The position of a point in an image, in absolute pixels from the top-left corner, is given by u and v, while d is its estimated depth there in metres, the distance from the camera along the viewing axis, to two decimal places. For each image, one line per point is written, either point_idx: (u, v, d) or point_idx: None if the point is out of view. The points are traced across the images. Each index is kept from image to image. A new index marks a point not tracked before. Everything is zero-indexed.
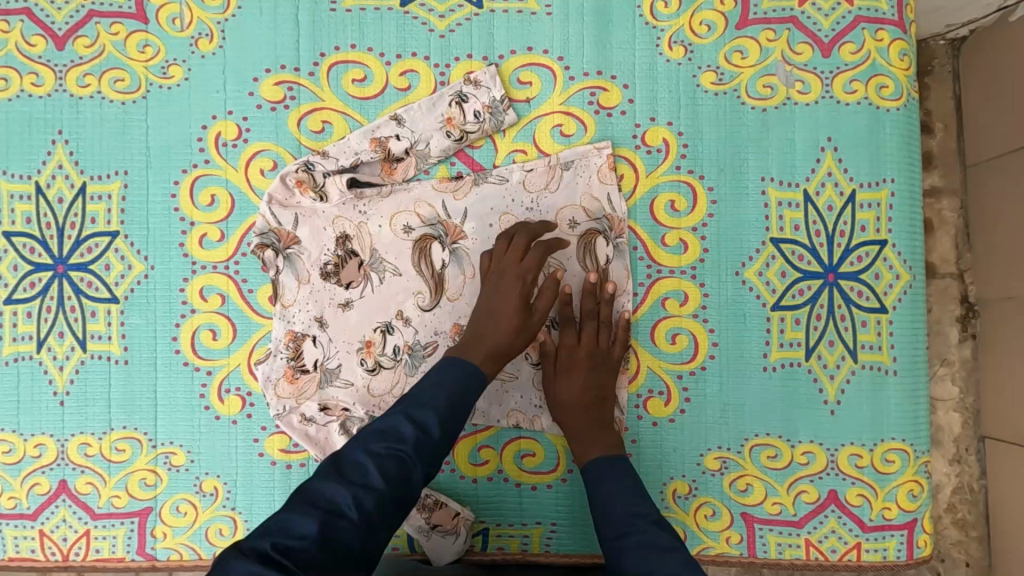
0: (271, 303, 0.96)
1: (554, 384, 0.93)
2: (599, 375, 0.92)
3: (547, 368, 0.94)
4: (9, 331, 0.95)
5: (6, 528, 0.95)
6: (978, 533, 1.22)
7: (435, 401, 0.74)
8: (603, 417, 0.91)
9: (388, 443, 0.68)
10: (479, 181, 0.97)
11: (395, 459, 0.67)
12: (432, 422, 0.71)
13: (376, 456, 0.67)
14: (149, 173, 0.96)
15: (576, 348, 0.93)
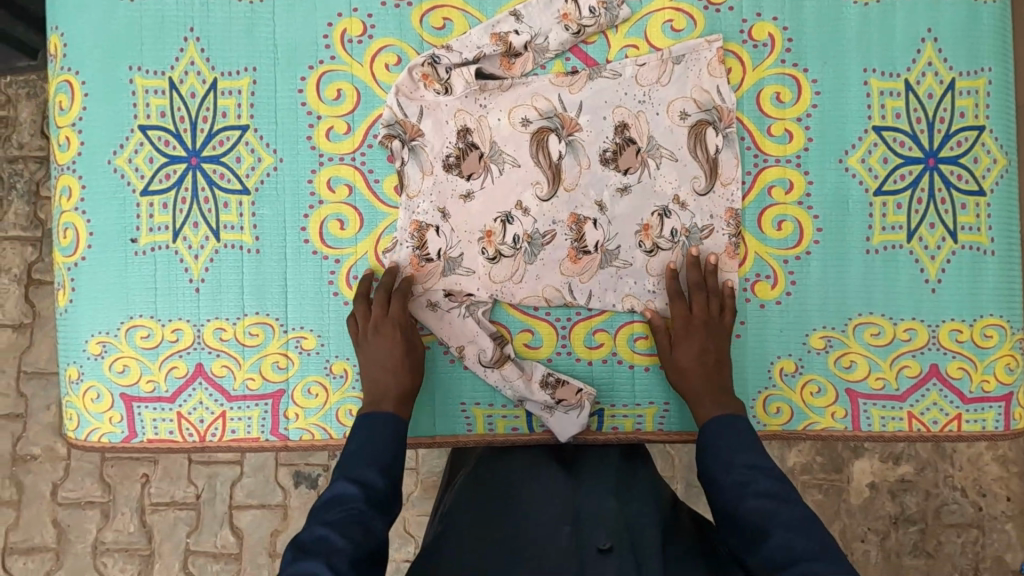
0: (396, 193, 1.00)
1: (669, 351, 0.96)
2: (713, 340, 0.95)
3: (661, 336, 0.98)
4: (146, 222, 0.99)
5: (146, 411, 1.00)
6: None
7: (380, 459, 0.80)
8: (718, 383, 0.93)
9: (345, 511, 0.72)
10: (593, 76, 1.01)
11: (359, 525, 0.70)
12: (374, 477, 0.77)
13: (334, 523, 0.70)
14: (276, 69, 1.00)
15: (691, 316, 0.96)
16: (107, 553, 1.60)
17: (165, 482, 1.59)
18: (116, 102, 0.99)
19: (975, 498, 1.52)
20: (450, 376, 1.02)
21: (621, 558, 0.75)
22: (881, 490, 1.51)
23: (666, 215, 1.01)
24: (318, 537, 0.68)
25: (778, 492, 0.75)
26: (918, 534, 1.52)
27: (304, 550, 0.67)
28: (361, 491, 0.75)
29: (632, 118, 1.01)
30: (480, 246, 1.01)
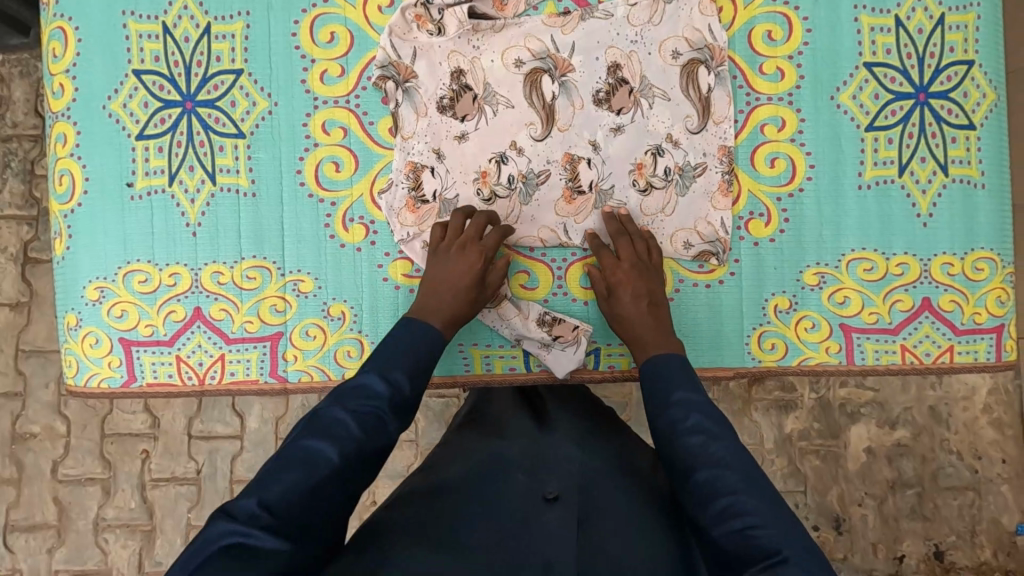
0: (391, 134, 1.00)
1: (608, 306, 0.95)
2: (648, 282, 0.94)
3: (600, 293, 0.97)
4: (142, 166, 1.00)
5: (144, 354, 1.00)
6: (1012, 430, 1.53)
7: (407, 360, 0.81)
8: (661, 322, 0.91)
9: (363, 403, 0.74)
10: (586, 17, 1.01)
11: (372, 418, 0.73)
12: (402, 381, 0.78)
13: (353, 413, 0.72)
14: (270, 14, 1.00)
15: (620, 263, 0.95)
16: (108, 530, 1.60)
17: (165, 457, 1.60)
18: (110, 48, 0.99)
19: (971, 462, 1.53)
20: None
21: (565, 509, 0.72)
22: (878, 455, 1.52)
23: (660, 154, 1.01)
24: (335, 420, 0.72)
25: (709, 428, 0.73)
26: (915, 498, 1.53)
27: (321, 429, 0.71)
28: (386, 391, 0.76)
29: (624, 58, 1.01)
30: (476, 187, 1.01)
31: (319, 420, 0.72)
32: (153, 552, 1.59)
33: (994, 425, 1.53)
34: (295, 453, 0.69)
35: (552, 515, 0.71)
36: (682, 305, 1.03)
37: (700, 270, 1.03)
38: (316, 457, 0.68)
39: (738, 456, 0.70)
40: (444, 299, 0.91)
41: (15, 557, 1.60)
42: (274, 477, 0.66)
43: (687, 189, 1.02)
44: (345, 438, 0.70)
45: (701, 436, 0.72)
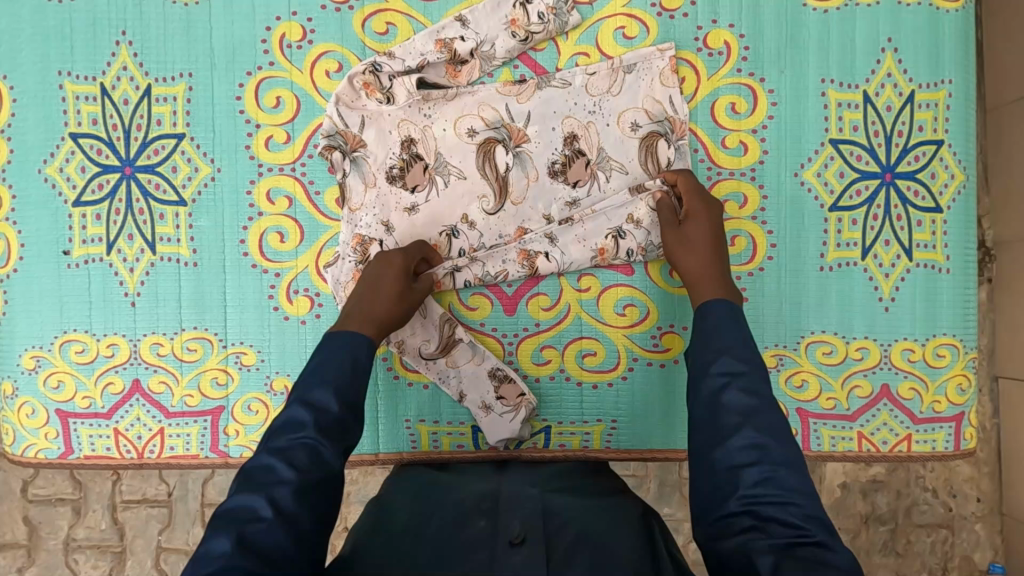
0: (339, 205, 0.97)
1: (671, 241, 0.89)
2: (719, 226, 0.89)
3: (669, 224, 0.91)
4: (78, 234, 0.96)
5: (81, 427, 0.98)
6: (989, 469, 1.38)
7: (328, 378, 0.73)
8: (724, 269, 0.84)
9: (290, 436, 0.66)
10: (542, 85, 0.97)
11: (304, 449, 0.65)
12: (329, 397, 0.70)
13: (280, 451, 0.65)
14: (213, 75, 0.96)
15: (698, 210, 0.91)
16: (78, 550, 1.57)
17: (136, 479, 1.58)
18: (45, 109, 0.95)
19: (947, 499, 1.39)
20: (392, 391, 1.00)
21: (532, 550, 0.67)
22: (852, 489, 1.39)
23: (619, 235, 0.98)
24: (262, 466, 0.64)
25: (762, 391, 0.65)
26: (888, 534, 1.39)
27: (246, 483, 0.62)
28: (312, 416, 0.68)
29: (582, 129, 0.98)
30: None
31: (243, 476, 0.63)
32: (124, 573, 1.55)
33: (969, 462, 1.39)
34: (226, 517, 0.59)
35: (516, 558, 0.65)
36: (635, 384, 1.00)
37: (655, 349, 1.00)
38: (251, 512, 0.59)
39: (785, 426, 0.62)
40: (383, 303, 0.85)
41: None
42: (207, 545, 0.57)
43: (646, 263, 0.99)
44: (278, 483, 0.62)
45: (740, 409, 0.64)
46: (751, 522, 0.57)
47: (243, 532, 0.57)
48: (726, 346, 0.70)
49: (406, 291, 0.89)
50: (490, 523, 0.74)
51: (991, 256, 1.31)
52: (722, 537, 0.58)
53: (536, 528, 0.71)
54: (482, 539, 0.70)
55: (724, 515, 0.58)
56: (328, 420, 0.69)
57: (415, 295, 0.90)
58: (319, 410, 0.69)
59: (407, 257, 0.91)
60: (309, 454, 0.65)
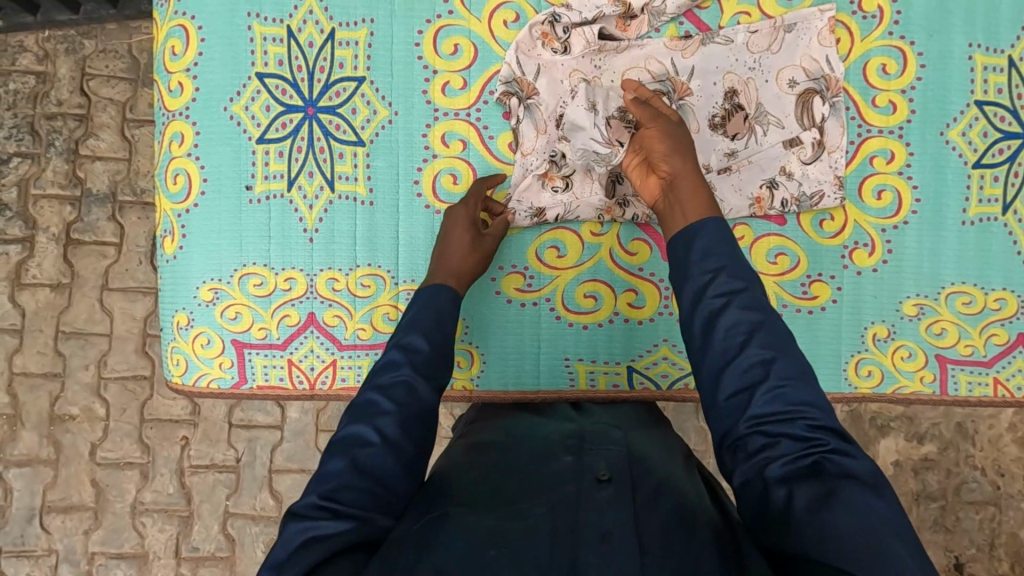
0: (511, 150, 1.01)
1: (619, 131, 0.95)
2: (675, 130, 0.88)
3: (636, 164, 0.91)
4: (261, 170, 0.99)
5: (256, 356, 1.01)
6: None
7: (421, 322, 0.82)
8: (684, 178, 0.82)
9: (391, 373, 0.76)
10: (706, 42, 1.02)
11: (402, 387, 0.75)
12: (419, 341, 0.79)
13: (383, 388, 0.75)
14: (393, 21, 1.00)
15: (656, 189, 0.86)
16: (146, 514, 1.60)
17: (204, 444, 1.60)
18: (233, 50, 0.99)
19: (994, 478, 1.57)
20: (554, 331, 1.04)
21: (618, 489, 0.71)
22: (905, 467, 1.57)
23: (775, 187, 1.03)
24: (368, 399, 0.74)
25: (759, 310, 0.71)
26: (938, 510, 1.57)
27: (357, 413, 0.73)
28: (404, 358, 0.78)
29: (741, 85, 1.03)
30: (597, 212, 1.02)
31: (353, 407, 0.75)
32: (190, 538, 1.59)
33: (1016, 444, 1.57)
34: (340, 441, 0.71)
35: (603, 495, 0.70)
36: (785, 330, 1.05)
37: (804, 296, 1.05)
38: (360, 439, 0.71)
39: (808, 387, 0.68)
40: (462, 258, 0.92)
41: (51, 536, 1.59)
42: (327, 468, 0.69)
43: (798, 214, 1.04)
44: (381, 414, 0.73)
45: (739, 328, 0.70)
46: (763, 440, 0.65)
47: (355, 458, 0.69)
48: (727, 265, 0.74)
49: (478, 241, 0.95)
50: (577, 459, 0.78)
51: None
52: (738, 456, 0.67)
53: (624, 472, 0.75)
54: (571, 477, 0.74)
55: (739, 436, 0.67)
56: (422, 361, 0.78)
57: (487, 240, 0.96)
58: (411, 350, 0.79)
59: (480, 206, 0.98)
60: (410, 392, 0.75)
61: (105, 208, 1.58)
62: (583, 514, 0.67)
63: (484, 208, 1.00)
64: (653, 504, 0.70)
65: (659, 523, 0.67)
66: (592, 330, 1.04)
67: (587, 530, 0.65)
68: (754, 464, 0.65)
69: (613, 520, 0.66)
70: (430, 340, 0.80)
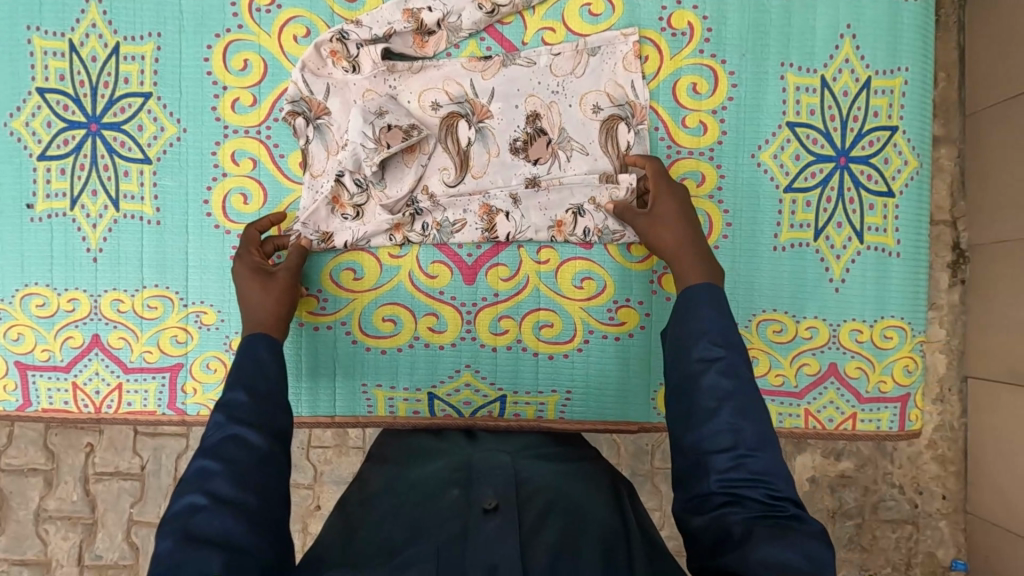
0: (301, 168, 0.98)
1: (648, 165, 0.93)
2: (677, 194, 0.90)
3: (636, 214, 0.92)
4: (42, 188, 0.97)
5: (40, 379, 0.98)
6: (956, 468, 1.38)
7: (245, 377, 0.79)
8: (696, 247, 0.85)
9: (223, 433, 0.71)
10: (508, 63, 0.98)
11: (233, 441, 0.70)
12: (240, 395, 0.76)
13: (213, 447, 0.69)
14: (181, 37, 0.97)
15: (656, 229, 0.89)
16: (49, 520, 1.56)
17: (109, 452, 1.58)
18: (13, 65, 0.96)
19: (912, 495, 1.38)
20: (351, 355, 1.01)
21: (505, 518, 0.70)
22: (821, 484, 1.39)
23: (580, 214, 0.99)
24: (199, 467, 0.68)
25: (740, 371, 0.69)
26: (854, 529, 1.39)
27: (192, 482, 0.66)
28: (224, 415, 0.74)
29: (544, 108, 0.99)
30: (388, 234, 0.99)
31: (187, 478, 0.67)
32: (93, 546, 1.55)
33: (937, 461, 1.38)
34: (172, 518, 0.63)
35: (490, 526, 0.69)
36: (591, 356, 1.02)
37: (610, 322, 1.01)
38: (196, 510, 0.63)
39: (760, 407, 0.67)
40: (249, 296, 0.88)
41: None
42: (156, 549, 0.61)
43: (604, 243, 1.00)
44: (213, 476, 0.66)
45: (718, 393, 0.68)
46: (726, 498, 0.63)
47: (189, 525, 0.62)
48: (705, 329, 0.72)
49: (264, 279, 0.90)
50: (464, 491, 0.77)
51: (965, 258, 1.34)
52: (698, 512, 0.64)
53: (511, 498, 0.74)
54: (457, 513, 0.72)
55: (702, 492, 0.64)
56: (246, 412, 0.74)
57: (280, 275, 0.91)
58: (232, 406, 0.75)
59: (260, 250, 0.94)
60: (240, 447, 0.70)
61: None
62: (469, 554, 0.66)
63: (274, 248, 0.96)
64: (540, 529, 0.70)
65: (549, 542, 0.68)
66: (392, 354, 1.01)
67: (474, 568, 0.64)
68: (715, 517, 0.62)
69: (499, 553, 0.65)
70: (255, 394, 0.76)
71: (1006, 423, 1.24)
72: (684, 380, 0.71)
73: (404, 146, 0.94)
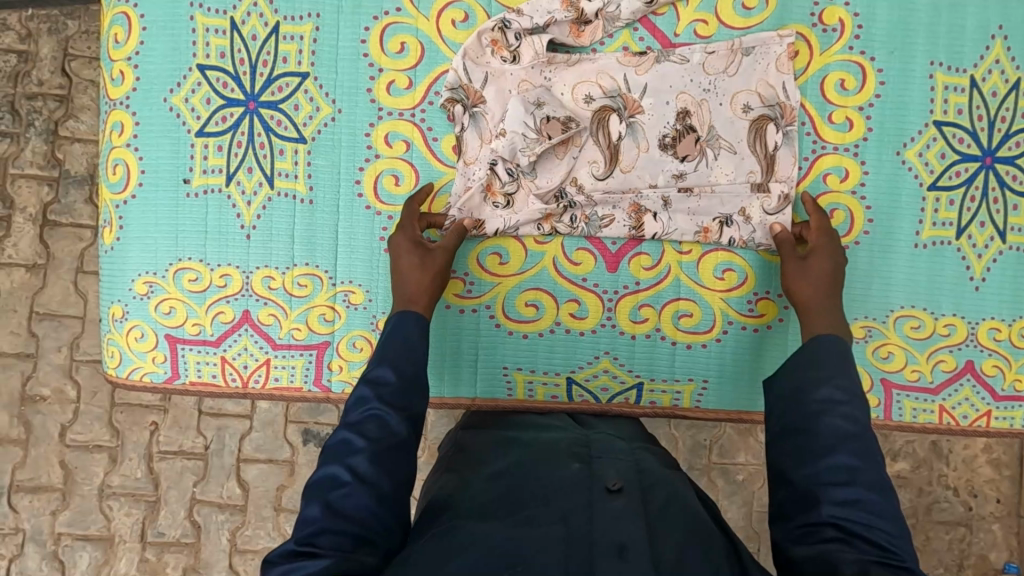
0: (455, 152, 0.99)
1: (813, 219, 0.97)
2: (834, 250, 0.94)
3: (790, 255, 0.94)
4: (199, 163, 0.98)
5: (189, 352, 1.00)
6: (1010, 472, 1.41)
7: (386, 354, 0.79)
8: (837, 309, 0.89)
9: (363, 410, 0.74)
10: (661, 60, 0.99)
11: (373, 421, 0.73)
12: (386, 373, 0.77)
13: (355, 425, 0.73)
14: (339, 17, 0.98)
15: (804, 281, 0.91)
16: (113, 497, 1.50)
17: (173, 430, 1.50)
18: (175, 40, 0.97)
19: (966, 498, 1.41)
20: (493, 339, 1.03)
21: (628, 500, 0.71)
22: None
23: (728, 224, 1.00)
24: (341, 439, 0.72)
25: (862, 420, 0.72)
26: (909, 529, 1.42)
27: (331, 454, 0.71)
28: (370, 391, 0.76)
29: (695, 106, 1.00)
30: (537, 224, 1.00)
31: (327, 448, 0.72)
32: (156, 523, 1.50)
33: (991, 464, 1.42)
34: (314, 485, 0.69)
35: (614, 505, 0.70)
36: (728, 346, 1.03)
37: (750, 313, 1.02)
38: (335, 481, 0.69)
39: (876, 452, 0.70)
40: (413, 272, 0.89)
41: (18, 515, 1.50)
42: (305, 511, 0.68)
43: (756, 248, 1.01)
44: (355, 453, 0.70)
45: (839, 433, 0.71)
46: (836, 534, 0.65)
47: (329, 499, 0.67)
48: (829, 376, 0.76)
49: (425, 254, 0.91)
50: (585, 466, 0.78)
51: None
52: (803, 541, 0.67)
53: (634, 483, 0.75)
54: (579, 487, 0.73)
55: (812, 523, 0.67)
56: (390, 393, 0.75)
57: (436, 254, 0.92)
58: (379, 382, 0.77)
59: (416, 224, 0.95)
60: (381, 427, 0.72)
61: (84, 190, 1.48)
62: (597, 525, 0.67)
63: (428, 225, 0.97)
64: (664, 517, 0.70)
65: (671, 533, 0.68)
66: (532, 338, 1.03)
67: (602, 542, 0.64)
68: (821, 550, 0.65)
69: (625, 530, 0.66)
70: (400, 373, 0.77)
71: None
72: (804, 421, 0.73)
73: (563, 138, 0.97)
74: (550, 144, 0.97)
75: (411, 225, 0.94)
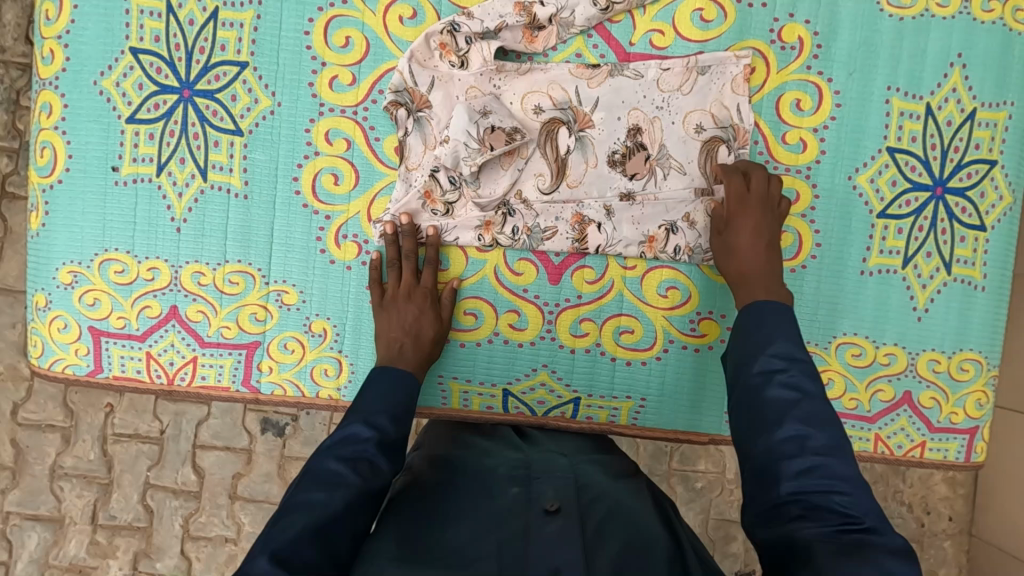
0: (396, 154, 0.96)
1: (744, 203, 0.91)
2: (768, 225, 0.90)
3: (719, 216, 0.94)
4: (129, 151, 0.95)
5: (113, 346, 0.98)
6: (964, 491, 1.42)
7: (387, 408, 0.81)
8: (770, 271, 0.88)
9: (352, 447, 0.74)
10: (615, 73, 0.97)
11: (365, 461, 0.73)
12: (386, 422, 0.79)
13: (346, 461, 0.72)
14: (283, 6, 0.94)
15: (731, 239, 0.91)
16: (65, 478, 1.47)
17: (130, 413, 1.46)
18: (106, 22, 0.93)
19: (919, 514, 1.42)
20: None
21: (566, 520, 0.68)
22: None
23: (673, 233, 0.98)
24: (330, 470, 0.71)
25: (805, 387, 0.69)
26: None
27: (317, 482, 0.69)
28: (373, 436, 0.76)
29: (647, 122, 0.97)
30: (477, 233, 0.97)
31: (311, 474, 0.71)
32: (108, 506, 1.46)
33: (947, 484, 1.42)
34: (294, 505, 0.66)
35: (551, 529, 0.67)
36: (668, 366, 1.01)
37: (691, 333, 1.01)
38: (317, 505, 0.66)
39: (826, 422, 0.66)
40: (426, 325, 0.92)
41: None
42: (280, 527, 0.63)
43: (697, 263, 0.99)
44: (341, 485, 0.69)
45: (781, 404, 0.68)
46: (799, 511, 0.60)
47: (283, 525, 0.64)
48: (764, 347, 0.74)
49: (435, 306, 0.94)
50: (523, 490, 0.75)
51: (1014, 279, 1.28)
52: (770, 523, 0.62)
53: (572, 500, 0.72)
54: (516, 511, 0.71)
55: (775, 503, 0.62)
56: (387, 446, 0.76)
57: (443, 322, 0.95)
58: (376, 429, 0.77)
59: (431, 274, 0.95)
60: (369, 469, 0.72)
61: None
62: (530, 553, 0.64)
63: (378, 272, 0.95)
64: (603, 535, 0.68)
65: (612, 539, 0.68)
66: (470, 348, 1.01)
67: (535, 569, 0.62)
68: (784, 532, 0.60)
69: (561, 555, 0.63)
70: (398, 424, 0.80)
71: (1019, 460, 1.28)
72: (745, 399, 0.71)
73: (507, 150, 0.94)
74: (492, 155, 0.94)
75: (393, 295, 0.94)
